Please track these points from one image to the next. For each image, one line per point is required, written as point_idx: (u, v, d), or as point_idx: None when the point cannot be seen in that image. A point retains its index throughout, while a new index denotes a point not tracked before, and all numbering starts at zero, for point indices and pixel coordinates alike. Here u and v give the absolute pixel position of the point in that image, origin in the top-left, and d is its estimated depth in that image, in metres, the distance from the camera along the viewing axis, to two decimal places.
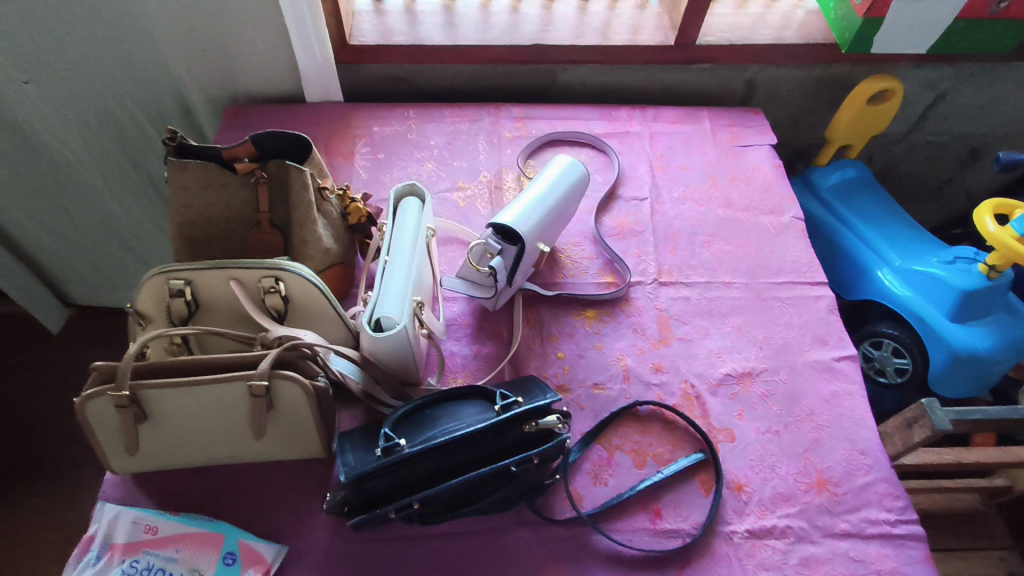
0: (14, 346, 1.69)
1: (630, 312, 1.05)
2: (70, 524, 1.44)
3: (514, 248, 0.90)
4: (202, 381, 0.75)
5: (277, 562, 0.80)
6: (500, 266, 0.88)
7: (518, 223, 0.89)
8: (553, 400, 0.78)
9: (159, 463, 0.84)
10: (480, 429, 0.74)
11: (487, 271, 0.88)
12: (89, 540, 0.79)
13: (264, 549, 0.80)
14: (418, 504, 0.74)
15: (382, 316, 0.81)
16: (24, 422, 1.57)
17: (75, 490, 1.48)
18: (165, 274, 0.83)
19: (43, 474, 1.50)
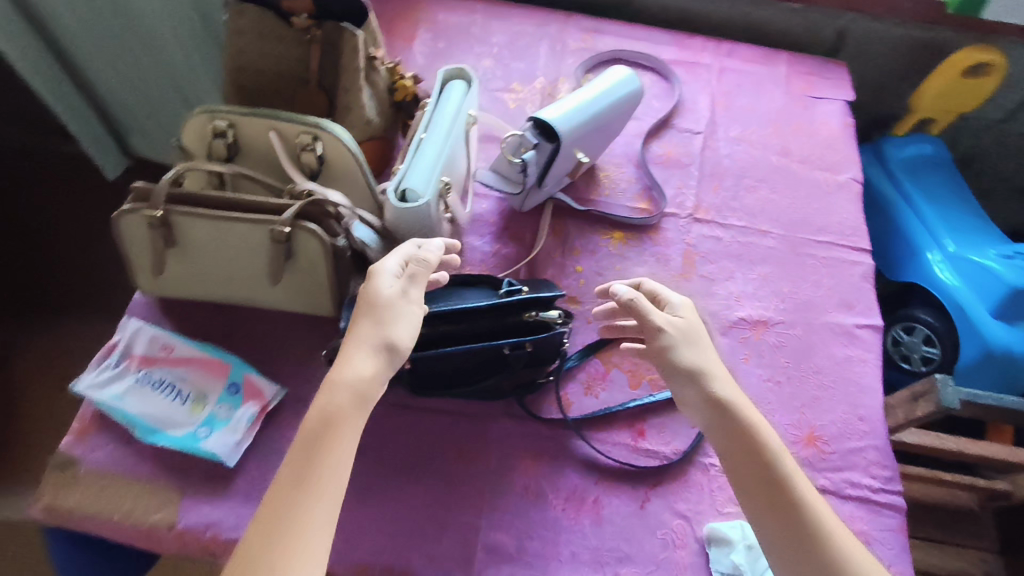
0: (66, 188, 1.74)
1: (657, 241, 1.03)
2: None
3: (550, 145, 0.87)
4: (229, 218, 0.79)
5: (275, 400, 0.85)
6: (531, 159, 0.86)
7: (560, 120, 0.87)
8: (557, 296, 0.78)
9: (182, 291, 0.88)
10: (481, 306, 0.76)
11: (518, 162, 0.87)
12: (112, 348, 0.86)
13: (264, 386, 0.85)
14: (408, 365, 0.76)
15: (407, 188, 0.82)
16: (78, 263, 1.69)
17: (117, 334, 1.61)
18: (211, 113, 0.87)
19: (95, 313, 1.64)
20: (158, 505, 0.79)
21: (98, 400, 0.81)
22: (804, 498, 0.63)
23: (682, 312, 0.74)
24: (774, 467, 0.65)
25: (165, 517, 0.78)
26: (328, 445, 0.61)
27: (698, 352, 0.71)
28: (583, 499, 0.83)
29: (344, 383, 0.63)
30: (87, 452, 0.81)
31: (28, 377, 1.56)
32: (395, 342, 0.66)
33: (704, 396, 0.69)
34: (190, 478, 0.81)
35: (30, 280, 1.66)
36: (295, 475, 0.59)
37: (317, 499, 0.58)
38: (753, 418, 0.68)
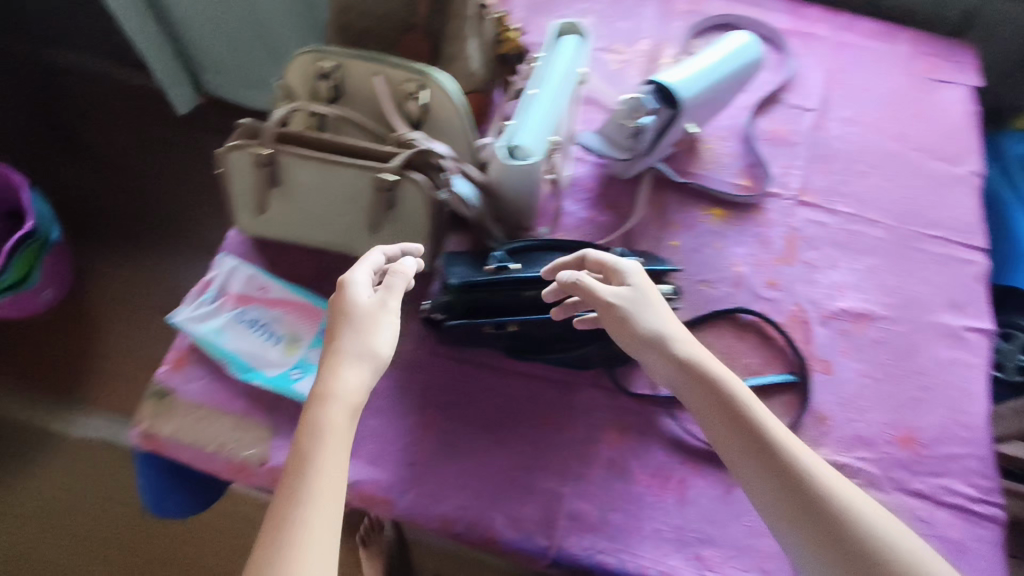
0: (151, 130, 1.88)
1: (759, 222, 0.99)
2: None
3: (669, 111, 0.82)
4: (334, 162, 0.77)
5: None
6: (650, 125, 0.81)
7: (684, 85, 0.81)
8: None
9: (278, 233, 0.88)
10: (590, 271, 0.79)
11: (636, 128, 0.81)
12: (207, 284, 0.86)
13: None
14: (514, 326, 0.80)
15: (517, 144, 0.79)
16: (157, 204, 1.79)
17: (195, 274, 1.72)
18: (317, 54, 0.85)
19: (175, 252, 1.74)
20: (250, 441, 0.80)
21: (194, 333, 0.82)
22: (786, 448, 0.63)
23: (631, 273, 0.72)
24: (750, 423, 0.65)
25: (257, 453, 0.79)
26: (315, 449, 0.57)
27: (655, 318, 0.70)
28: (669, 477, 0.82)
29: (333, 390, 0.60)
30: (182, 383, 0.82)
31: (111, 306, 1.68)
32: (376, 350, 0.63)
33: (667, 361, 0.69)
34: (281, 418, 0.82)
35: (112, 215, 1.76)
36: (290, 485, 0.56)
37: (311, 500, 0.54)
38: (720, 374, 0.67)
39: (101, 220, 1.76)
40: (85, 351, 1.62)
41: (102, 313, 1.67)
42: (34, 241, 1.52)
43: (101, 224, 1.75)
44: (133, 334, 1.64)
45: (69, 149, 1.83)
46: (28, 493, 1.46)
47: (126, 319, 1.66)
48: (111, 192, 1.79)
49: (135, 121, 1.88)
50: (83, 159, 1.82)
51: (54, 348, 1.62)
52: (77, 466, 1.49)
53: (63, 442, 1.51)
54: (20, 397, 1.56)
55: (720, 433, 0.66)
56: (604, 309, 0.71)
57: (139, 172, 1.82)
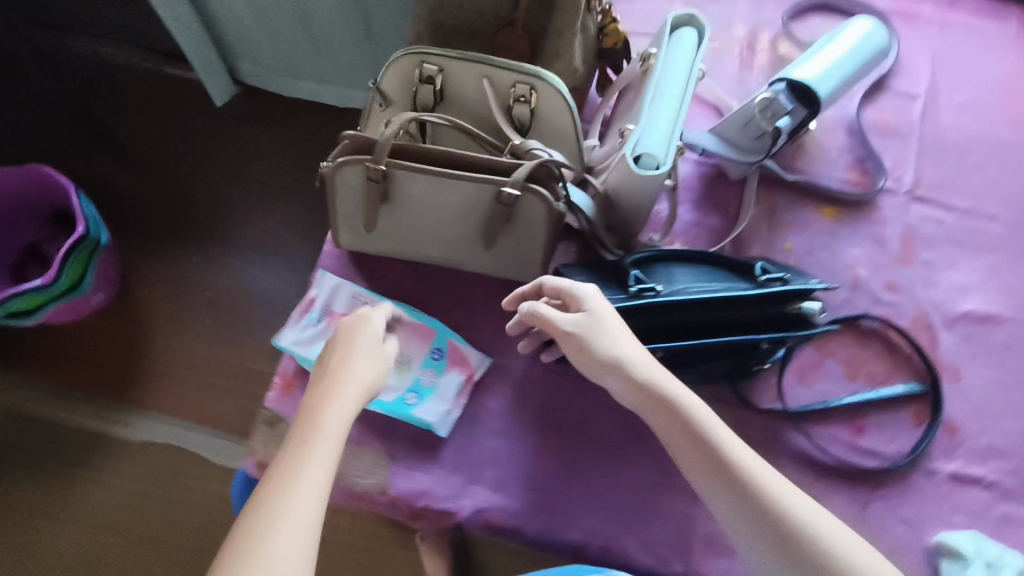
0: (184, 111, 1.70)
1: (873, 221, 0.94)
2: (223, 287, 1.53)
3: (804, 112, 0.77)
4: (453, 177, 0.73)
5: (479, 369, 0.83)
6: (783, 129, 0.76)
7: (820, 85, 0.76)
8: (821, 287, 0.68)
9: (380, 247, 0.84)
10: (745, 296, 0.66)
11: (768, 132, 0.77)
12: (310, 303, 0.83)
13: (469, 354, 0.83)
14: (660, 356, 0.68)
15: (644, 151, 0.74)
16: (199, 191, 1.62)
17: (245, 267, 1.56)
18: (419, 56, 0.79)
19: (209, 248, 1.59)
20: (369, 469, 0.77)
21: (304, 357, 0.79)
22: (754, 477, 0.58)
23: (584, 297, 0.66)
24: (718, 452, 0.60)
25: (377, 482, 0.77)
26: (308, 441, 0.56)
27: (613, 342, 0.63)
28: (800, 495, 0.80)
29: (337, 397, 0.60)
30: (291, 410, 0.79)
31: (157, 299, 1.51)
32: (365, 376, 0.63)
33: (631, 389, 0.62)
34: (398, 444, 0.79)
35: (149, 203, 1.60)
36: (278, 472, 0.54)
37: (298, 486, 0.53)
38: (684, 400, 0.62)
39: (137, 207, 1.59)
40: (136, 349, 1.46)
41: (149, 307, 1.51)
42: (86, 246, 1.35)
43: (137, 214, 1.59)
44: (187, 330, 1.48)
45: (93, 133, 1.64)
46: (84, 505, 1.33)
47: (174, 313, 1.50)
48: (144, 177, 1.61)
49: (167, 100, 1.69)
50: (110, 144, 1.63)
51: (100, 348, 1.46)
52: (140, 476, 1.36)
53: (121, 448, 1.37)
54: (67, 401, 1.41)
55: (689, 463, 0.61)
56: (564, 335, 0.65)
57: (176, 156, 1.65)
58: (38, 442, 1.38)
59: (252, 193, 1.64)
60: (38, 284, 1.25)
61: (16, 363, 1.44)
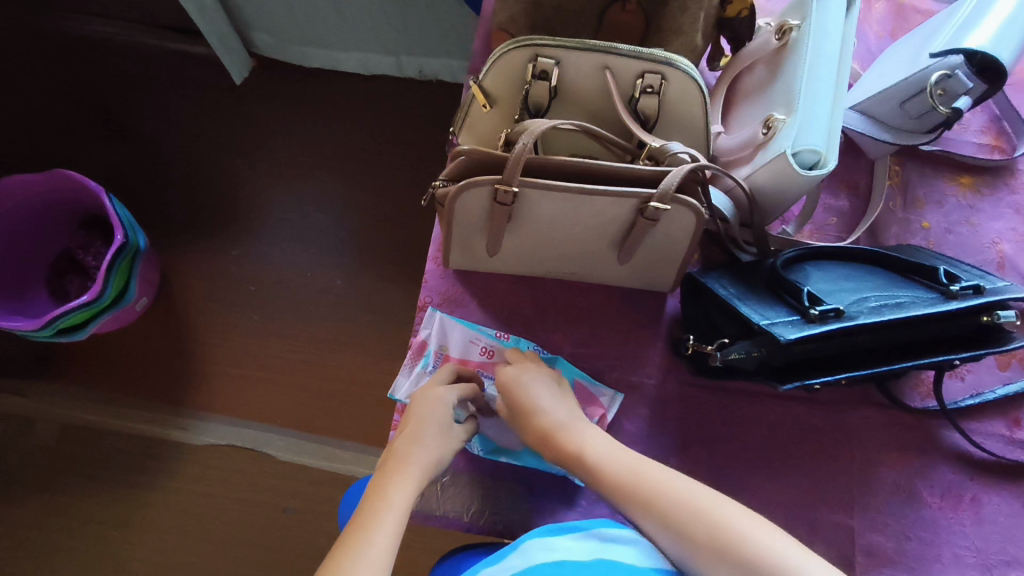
0: (203, 86, 1.53)
1: (1014, 188, 0.86)
2: (265, 278, 1.39)
3: (986, 88, 0.68)
4: (592, 193, 0.64)
5: (611, 407, 0.75)
6: (964, 109, 0.67)
7: (1010, 53, 0.66)
8: (1021, 294, 0.62)
9: (497, 264, 0.77)
10: (943, 311, 0.60)
11: (946, 114, 0.67)
12: (422, 346, 0.76)
13: (598, 393, 0.75)
14: (848, 381, 0.60)
15: (807, 148, 0.66)
16: (229, 176, 1.47)
17: (290, 254, 1.41)
18: (534, 49, 0.69)
19: (241, 238, 1.42)
20: (506, 506, 0.73)
21: None
22: (667, 498, 0.53)
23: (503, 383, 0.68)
24: (627, 483, 0.56)
25: (518, 520, 0.73)
26: (388, 483, 0.57)
27: (527, 414, 0.65)
28: (961, 496, 0.75)
29: (414, 448, 0.60)
30: None
31: (202, 293, 1.37)
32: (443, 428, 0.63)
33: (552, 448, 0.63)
34: (535, 476, 0.75)
35: (180, 190, 1.45)
36: (361, 512, 0.54)
37: (378, 520, 0.53)
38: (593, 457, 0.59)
39: (166, 196, 1.44)
40: (189, 349, 1.33)
41: (194, 302, 1.37)
42: (127, 252, 1.18)
43: (168, 204, 1.44)
44: (238, 324, 1.35)
45: (100, 123, 1.48)
46: (160, 517, 1.24)
47: (221, 307, 1.36)
48: (172, 164, 1.47)
49: (181, 75, 1.53)
50: (132, 129, 1.49)
51: (150, 351, 1.33)
52: (214, 481, 1.26)
53: (185, 456, 1.27)
54: (124, 409, 1.29)
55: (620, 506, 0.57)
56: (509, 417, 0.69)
57: (201, 138, 1.49)
58: (99, 454, 1.27)
59: (276, 173, 1.47)
60: (85, 300, 1.10)
61: (59, 373, 1.32)
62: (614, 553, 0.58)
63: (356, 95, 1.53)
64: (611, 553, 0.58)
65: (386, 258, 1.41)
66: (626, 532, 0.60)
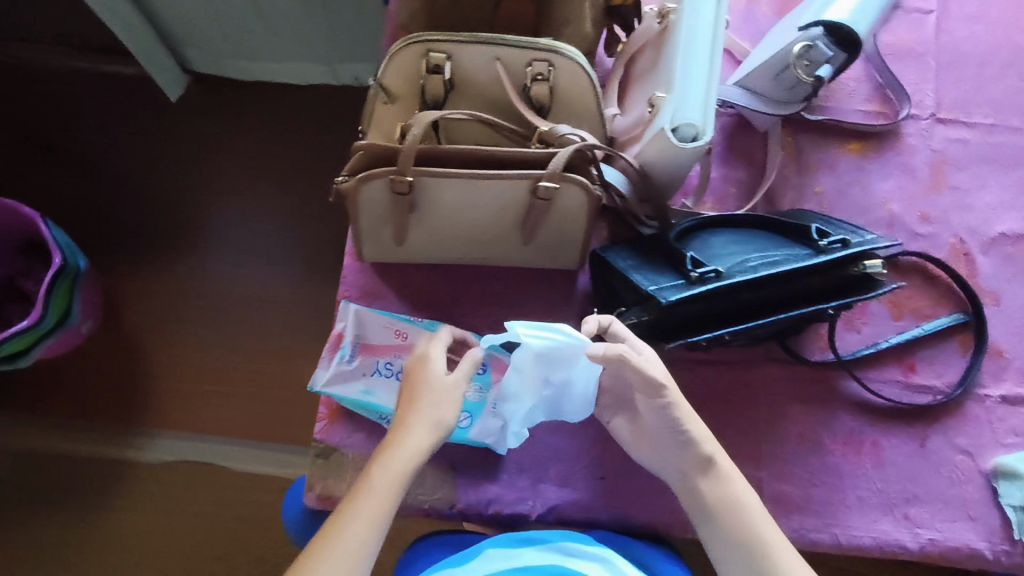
0: (136, 104, 1.53)
1: (900, 150, 0.91)
2: (209, 292, 1.40)
3: (845, 56, 0.73)
4: (486, 176, 0.68)
5: None
6: (826, 76, 0.72)
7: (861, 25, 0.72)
8: (882, 244, 0.67)
9: (408, 255, 0.80)
10: (808, 266, 0.64)
11: (810, 81, 0.72)
12: (339, 338, 0.79)
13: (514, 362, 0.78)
14: (728, 337, 0.65)
15: (684, 123, 0.70)
16: (168, 193, 1.47)
17: (234, 267, 1.42)
18: (427, 45, 0.73)
19: (182, 253, 1.43)
20: (433, 485, 0.76)
21: (344, 395, 0.76)
22: (768, 550, 0.61)
23: (578, 333, 0.64)
24: (742, 526, 0.62)
25: (443, 498, 0.76)
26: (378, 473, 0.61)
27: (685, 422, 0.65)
28: (861, 442, 0.80)
29: (401, 442, 0.62)
30: (344, 439, 0.77)
31: (146, 310, 1.38)
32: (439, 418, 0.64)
33: (685, 463, 0.65)
34: (458, 454, 0.77)
35: (119, 210, 1.45)
36: (353, 496, 0.60)
37: (358, 519, 0.58)
38: (730, 487, 0.64)
39: (105, 216, 1.45)
40: (136, 367, 1.33)
41: (139, 320, 1.37)
42: (67, 275, 1.19)
43: (108, 224, 1.44)
44: (184, 339, 1.36)
45: (33, 148, 1.48)
46: (118, 534, 1.25)
47: (166, 323, 1.37)
48: (109, 185, 1.47)
49: (111, 95, 1.53)
50: (65, 151, 1.48)
51: (96, 371, 1.33)
52: (170, 496, 1.26)
53: (137, 473, 1.27)
54: (72, 431, 1.29)
55: (716, 535, 0.63)
56: (602, 387, 0.71)
57: (137, 157, 1.49)
58: (53, 478, 1.27)
59: (215, 188, 1.48)
60: (24, 325, 1.10)
61: (4, 400, 1.31)
62: (577, 564, 0.62)
63: (289, 105, 1.54)
64: (576, 565, 0.62)
65: (329, 264, 1.43)
66: (588, 547, 0.64)
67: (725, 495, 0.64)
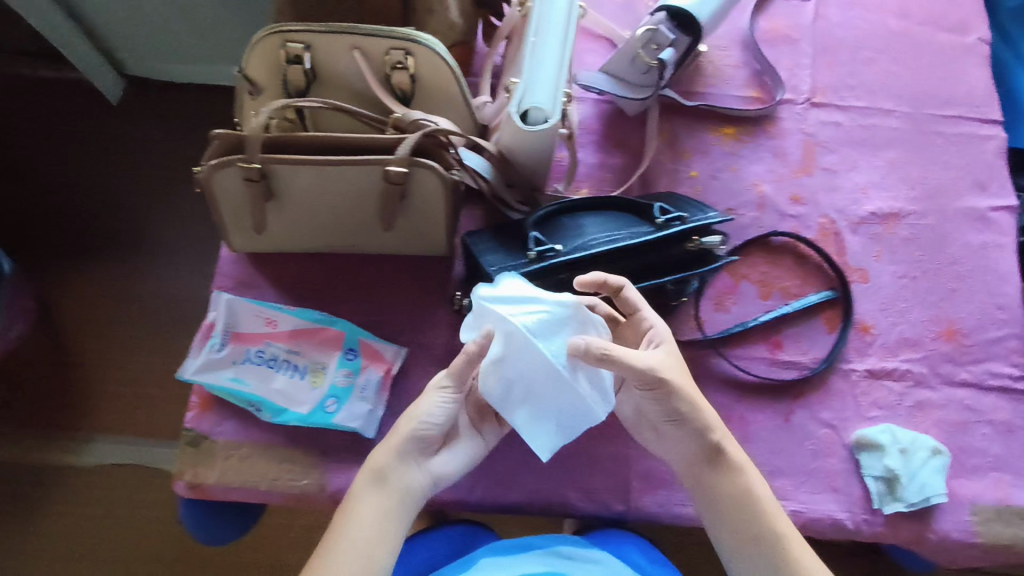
0: (44, 99, 1.48)
1: (773, 134, 0.94)
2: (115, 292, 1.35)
3: (688, 40, 0.77)
4: (335, 164, 0.69)
5: (396, 362, 0.80)
6: (670, 59, 0.76)
7: (700, 12, 0.77)
8: (718, 219, 0.70)
9: (280, 243, 0.81)
10: (641, 242, 0.67)
11: (655, 64, 0.76)
12: (210, 327, 0.79)
13: (383, 348, 0.80)
14: None
15: (532, 107, 0.72)
16: (81, 189, 1.42)
17: (149, 261, 1.36)
18: (282, 35, 0.73)
19: (84, 253, 1.36)
20: (304, 470, 0.77)
21: (214, 384, 0.76)
22: (779, 542, 0.64)
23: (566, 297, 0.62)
24: (757, 518, 0.64)
25: (313, 482, 0.77)
26: (364, 485, 0.63)
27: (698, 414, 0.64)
28: (729, 417, 0.82)
29: (382, 454, 0.64)
30: (215, 427, 0.78)
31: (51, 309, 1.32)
32: (419, 429, 0.64)
33: (696, 455, 0.66)
34: (330, 438, 0.78)
35: (24, 207, 1.40)
36: (347, 502, 0.63)
37: (349, 529, 0.61)
38: (743, 480, 0.65)
39: (9, 213, 1.39)
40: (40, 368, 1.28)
41: (44, 319, 1.30)
42: None
43: (15, 221, 1.38)
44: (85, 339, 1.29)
45: None
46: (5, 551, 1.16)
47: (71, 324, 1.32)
48: (21, 182, 1.42)
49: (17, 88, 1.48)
50: None
51: None
52: (62, 507, 1.18)
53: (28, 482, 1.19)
54: None
55: (727, 525, 0.65)
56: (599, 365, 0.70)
57: (51, 154, 1.44)
58: None
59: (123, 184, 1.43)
60: None
61: None
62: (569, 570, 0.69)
63: (210, 95, 1.48)
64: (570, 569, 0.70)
65: None
66: (589, 553, 0.71)
67: (739, 488, 0.65)
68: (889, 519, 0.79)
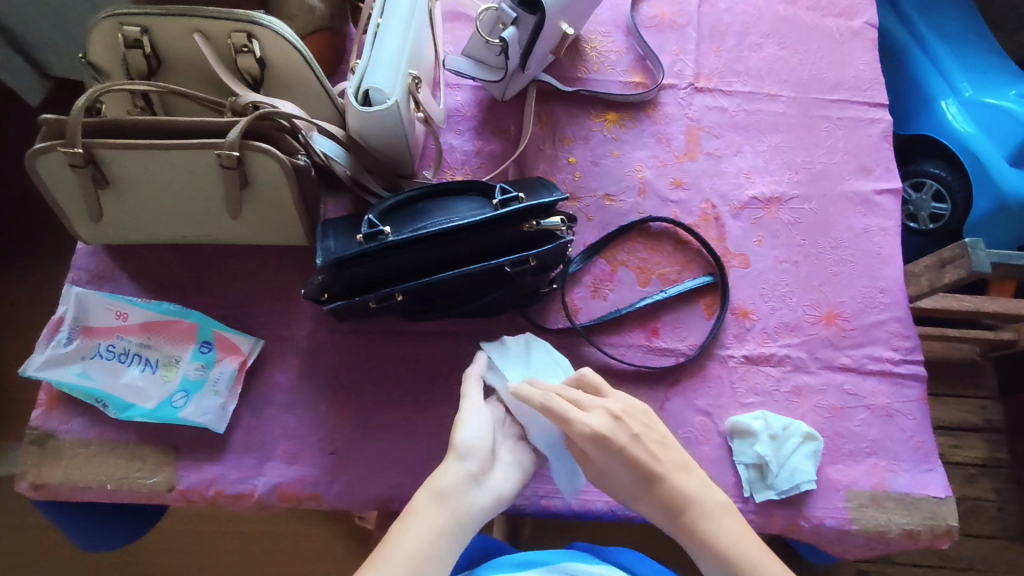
0: None
1: (656, 119, 0.93)
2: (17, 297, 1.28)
3: (532, 18, 0.78)
4: (165, 148, 0.66)
5: (253, 354, 0.78)
6: (512, 39, 0.78)
7: None
8: (561, 200, 0.69)
9: (134, 233, 0.79)
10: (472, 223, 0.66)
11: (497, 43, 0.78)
12: (59, 322, 0.76)
13: (239, 340, 0.78)
14: (401, 297, 0.67)
15: (372, 87, 0.70)
16: None
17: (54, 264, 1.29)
18: (117, 19, 0.70)
19: None
20: (153, 468, 0.74)
21: (58, 381, 0.73)
22: None
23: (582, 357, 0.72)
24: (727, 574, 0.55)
25: (162, 481, 0.74)
26: (417, 507, 0.55)
27: (635, 480, 0.59)
28: None
29: (438, 472, 0.58)
30: (61, 425, 0.75)
31: None
32: (467, 442, 0.60)
33: (653, 513, 0.59)
34: (182, 434, 0.75)
35: None
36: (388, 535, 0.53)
37: (394, 555, 0.51)
38: (705, 532, 0.56)
39: None
40: None
41: None
42: None
43: None
44: None
45: None
46: None
47: None
48: None
49: None
50: None
51: None
52: None
53: None
54: None
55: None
56: None
57: None
58: None
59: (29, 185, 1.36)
60: None
61: None
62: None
63: None
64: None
65: None
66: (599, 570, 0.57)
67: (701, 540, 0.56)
68: (761, 507, 0.76)
